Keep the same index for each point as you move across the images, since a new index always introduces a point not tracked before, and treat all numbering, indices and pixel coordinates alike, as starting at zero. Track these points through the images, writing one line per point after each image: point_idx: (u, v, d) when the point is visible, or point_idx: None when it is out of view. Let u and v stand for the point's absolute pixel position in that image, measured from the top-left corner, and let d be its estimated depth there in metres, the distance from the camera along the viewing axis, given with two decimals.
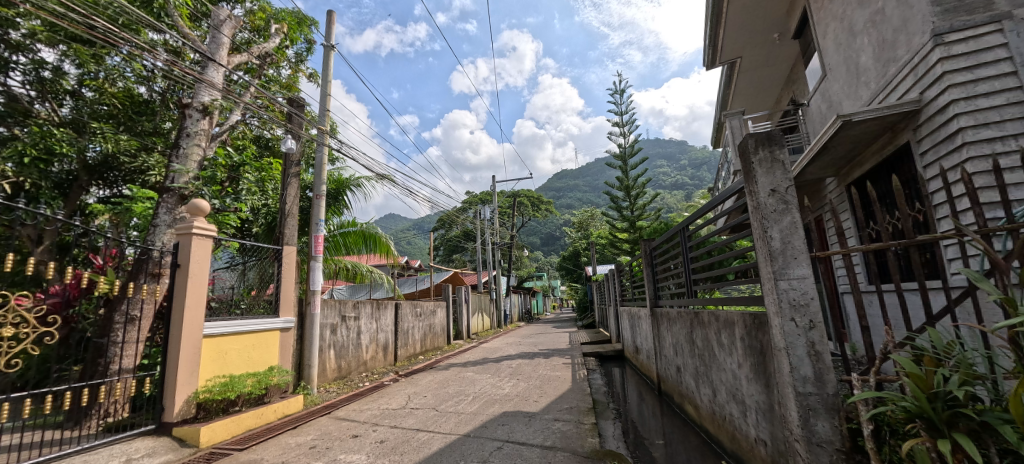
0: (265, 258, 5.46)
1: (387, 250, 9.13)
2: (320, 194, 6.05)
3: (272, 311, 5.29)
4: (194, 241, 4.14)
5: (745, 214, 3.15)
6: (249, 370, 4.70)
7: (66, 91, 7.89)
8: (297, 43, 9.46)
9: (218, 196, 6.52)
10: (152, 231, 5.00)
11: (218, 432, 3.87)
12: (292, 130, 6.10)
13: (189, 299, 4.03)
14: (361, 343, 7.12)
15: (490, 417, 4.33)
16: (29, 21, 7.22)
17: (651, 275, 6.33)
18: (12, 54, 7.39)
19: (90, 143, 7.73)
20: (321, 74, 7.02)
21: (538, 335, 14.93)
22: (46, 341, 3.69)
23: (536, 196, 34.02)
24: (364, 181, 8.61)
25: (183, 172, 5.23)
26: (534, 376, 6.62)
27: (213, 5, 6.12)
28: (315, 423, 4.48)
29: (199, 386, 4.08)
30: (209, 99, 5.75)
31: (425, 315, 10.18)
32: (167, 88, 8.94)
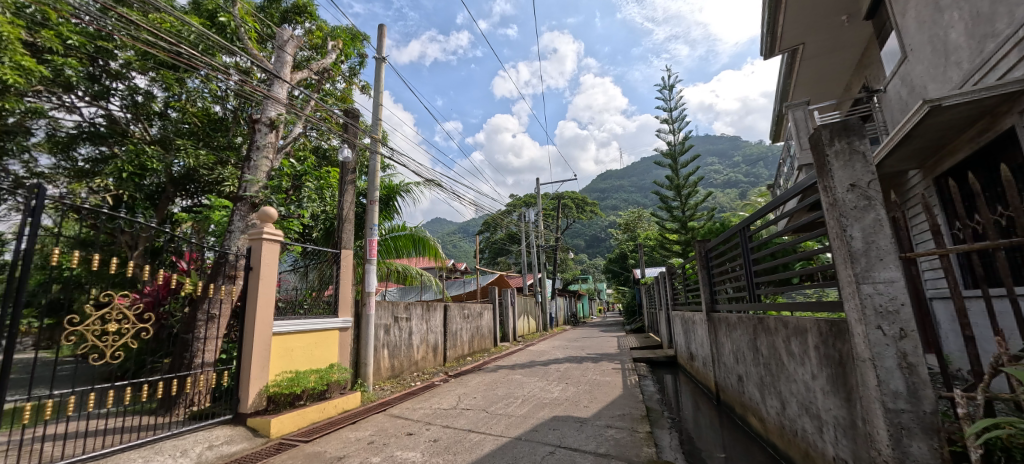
0: (325, 261, 5.76)
1: (436, 253, 9.39)
2: (374, 199, 6.32)
3: (331, 311, 5.57)
4: (264, 246, 4.46)
5: (815, 213, 2.91)
6: (312, 366, 4.99)
7: (155, 112, 8.86)
8: (351, 57, 10.00)
9: (284, 204, 7.04)
10: (228, 237, 5.47)
11: (286, 424, 4.14)
12: (348, 140, 6.43)
13: (260, 299, 4.33)
14: (413, 344, 7.35)
15: (540, 421, 4.29)
16: (127, 53, 8.19)
17: (707, 278, 6.00)
18: (113, 82, 8.43)
19: (175, 158, 8.64)
20: (374, 85, 7.35)
21: (585, 339, 14.67)
22: (142, 336, 4.14)
23: (581, 197, 33.56)
24: (413, 186, 8.90)
25: (254, 182, 5.67)
26: (583, 381, 6.50)
27: (278, 27, 6.59)
28: (371, 420, 4.67)
29: (269, 380, 4.39)
30: (275, 114, 6.21)
31: (473, 317, 10.34)
32: (238, 106, 9.70)
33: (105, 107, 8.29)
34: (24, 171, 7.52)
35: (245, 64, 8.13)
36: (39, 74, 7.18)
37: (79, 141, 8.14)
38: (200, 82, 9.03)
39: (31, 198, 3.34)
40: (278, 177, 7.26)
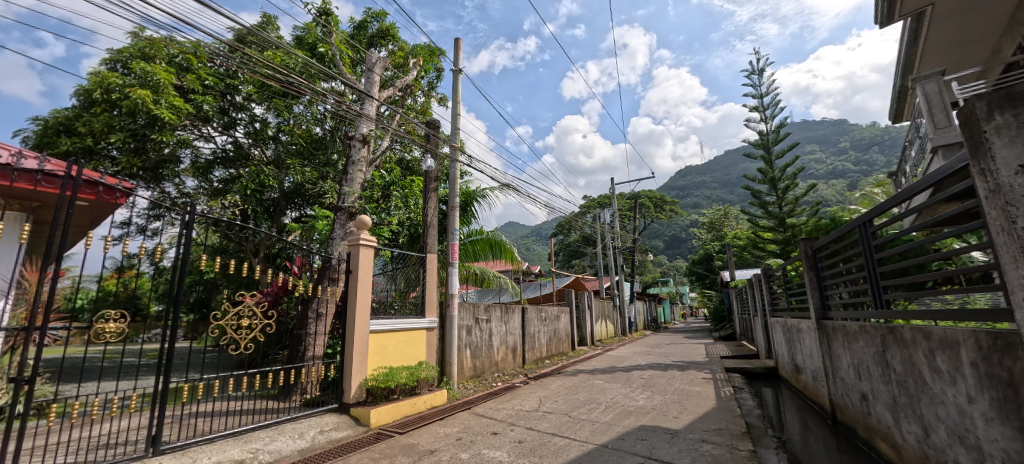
0: (411, 264, 6.17)
1: (512, 256, 9.56)
2: (454, 206, 6.62)
3: (418, 312, 5.92)
4: (362, 250, 4.88)
5: (954, 206, 2.46)
6: (403, 363, 5.35)
7: (269, 136, 10.21)
8: (429, 73, 10.60)
9: (376, 212, 7.67)
10: (331, 243, 6.07)
11: (383, 415, 4.49)
12: (431, 149, 6.78)
13: (359, 300, 4.74)
14: (493, 345, 7.53)
15: (626, 430, 4.13)
16: (249, 87, 9.55)
17: (816, 281, 5.32)
18: (238, 113, 9.87)
19: (286, 176, 9.87)
20: (452, 97, 7.70)
21: (668, 346, 13.88)
22: (267, 330, 4.76)
23: (659, 196, 31.87)
24: (489, 191, 9.15)
25: (351, 194, 6.25)
26: (670, 390, 6.14)
27: (367, 51, 7.19)
28: (458, 417, 4.86)
29: (368, 374, 4.79)
30: (367, 130, 6.79)
31: (550, 320, 10.32)
32: (335, 126, 10.58)
33: (233, 134, 9.74)
34: (177, 192, 9.11)
35: (340, 87, 9.02)
36: (186, 111, 8.66)
37: (214, 165, 9.67)
38: (304, 106, 10.20)
39: (184, 215, 4.02)
40: (371, 187, 7.92)
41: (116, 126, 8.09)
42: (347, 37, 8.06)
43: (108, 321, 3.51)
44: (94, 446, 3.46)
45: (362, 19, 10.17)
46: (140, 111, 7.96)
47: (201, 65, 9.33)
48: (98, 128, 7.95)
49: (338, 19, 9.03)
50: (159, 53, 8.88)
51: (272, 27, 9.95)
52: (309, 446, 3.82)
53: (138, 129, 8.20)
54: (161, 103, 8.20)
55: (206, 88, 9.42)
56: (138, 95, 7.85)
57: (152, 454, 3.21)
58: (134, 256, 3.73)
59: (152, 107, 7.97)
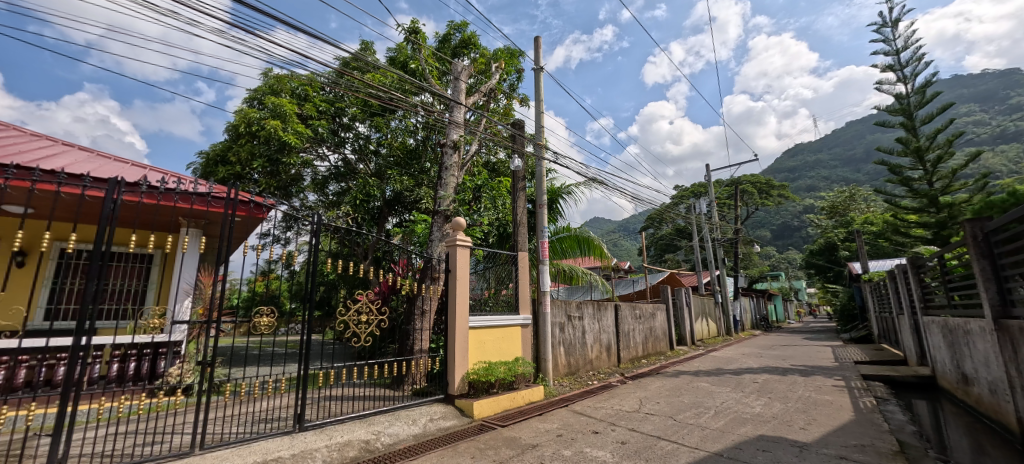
0: (501, 263, 6.12)
1: (601, 252, 9.34)
2: (542, 203, 6.60)
3: (513, 309, 6.07)
4: (459, 251, 5.15)
5: None
6: (501, 358, 5.55)
7: (372, 150, 11.27)
8: (511, 75, 10.80)
9: (468, 214, 8.02)
10: (431, 245, 6.51)
11: (485, 408, 4.70)
12: (517, 149, 6.88)
13: (459, 298, 5.00)
14: (587, 343, 7.42)
15: (743, 438, 3.76)
16: (353, 108, 10.67)
17: (991, 271, 4.29)
18: (345, 132, 11.07)
19: (387, 185, 10.84)
20: (534, 95, 7.73)
21: (784, 348, 12.37)
22: (382, 325, 5.25)
23: (764, 180, 28.51)
24: (574, 187, 9.03)
25: (446, 198, 6.64)
26: (792, 397, 5.45)
27: (453, 61, 7.55)
28: (557, 414, 4.88)
29: (469, 367, 5.04)
30: (457, 136, 7.13)
31: (645, 318, 9.85)
32: (426, 136, 11.35)
33: (342, 152, 10.97)
34: (303, 206, 10.55)
35: (430, 99, 9.64)
36: (307, 135, 9.96)
37: (330, 180, 11.00)
38: (399, 120, 11.08)
39: (312, 224, 4.62)
40: (463, 190, 8.33)
41: (256, 153, 9.62)
42: (434, 51, 8.57)
43: (262, 316, 4.18)
44: (256, 420, 4.14)
45: (446, 33, 10.76)
46: (273, 138, 9.35)
47: (315, 94, 10.65)
48: (244, 157, 9.55)
49: (425, 35, 9.65)
50: (283, 88, 10.36)
51: (369, 52, 11.00)
52: (422, 432, 4.15)
53: (272, 154, 9.63)
54: (288, 130, 9.54)
55: (320, 113, 10.74)
56: (271, 125, 9.22)
57: (298, 430, 3.74)
58: (274, 261, 4.38)
59: (281, 134, 9.31)
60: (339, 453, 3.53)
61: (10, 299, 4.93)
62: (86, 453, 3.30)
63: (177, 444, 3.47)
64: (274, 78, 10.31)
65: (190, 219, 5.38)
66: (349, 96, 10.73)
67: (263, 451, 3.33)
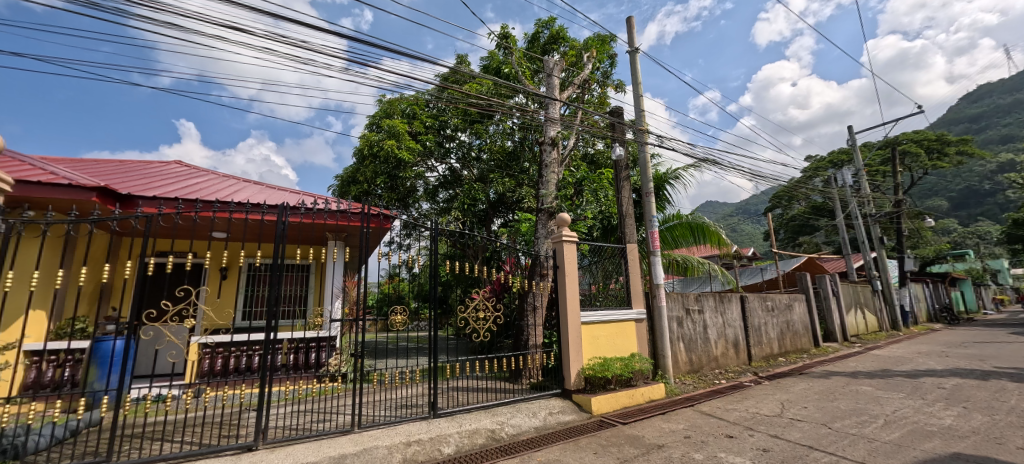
0: (608, 257, 5.93)
1: (719, 239, 8.52)
2: (649, 191, 6.25)
3: (625, 303, 5.88)
4: (566, 247, 5.16)
5: None
6: (616, 354, 5.42)
7: (474, 156, 11.93)
8: (603, 62, 10.45)
9: (571, 208, 7.98)
10: (538, 242, 6.65)
11: (604, 404, 4.63)
12: (618, 138, 6.57)
13: (571, 293, 5.03)
14: (710, 338, 6.83)
15: (929, 456, 3.09)
16: (455, 119, 11.42)
17: None
18: (450, 143, 11.89)
19: (490, 188, 11.41)
20: (632, 79, 7.35)
21: (980, 345, 9.78)
22: (497, 322, 5.51)
23: (934, 136, 22.90)
24: (683, 171, 8.36)
25: (548, 194, 6.69)
26: (1001, 407, 4.29)
27: (545, 59, 7.58)
28: (682, 414, 4.58)
29: (585, 363, 5.03)
30: (554, 132, 7.14)
31: (779, 310, 8.68)
32: (523, 137, 11.62)
33: (448, 162, 11.81)
34: (419, 214, 11.66)
35: (525, 100, 9.85)
36: (417, 149, 10.95)
37: (439, 188, 11.94)
38: (497, 125, 11.54)
39: (430, 230, 5.05)
40: (564, 186, 8.34)
41: (378, 171, 10.89)
42: (524, 52, 8.71)
43: (397, 315, 4.71)
44: (399, 405, 4.71)
45: (534, 32, 10.87)
46: (391, 156, 10.49)
47: (421, 111, 11.66)
48: (370, 176, 10.91)
49: (514, 38, 9.88)
50: (395, 110, 11.52)
51: (465, 64, 11.64)
52: (543, 425, 4.26)
53: (391, 170, 10.82)
54: (402, 148, 10.62)
55: (427, 128, 11.72)
56: (389, 145, 10.38)
57: (434, 416, 4.14)
58: (399, 265, 4.91)
59: (397, 152, 10.42)
60: (470, 439, 3.82)
61: (222, 304, 6.39)
62: (280, 425, 4.14)
63: (341, 423, 4.12)
64: (387, 103, 11.53)
65: (336, 233, 6.34)
66: (450, 109, 11.51)
67: (407, 433, 3.77)
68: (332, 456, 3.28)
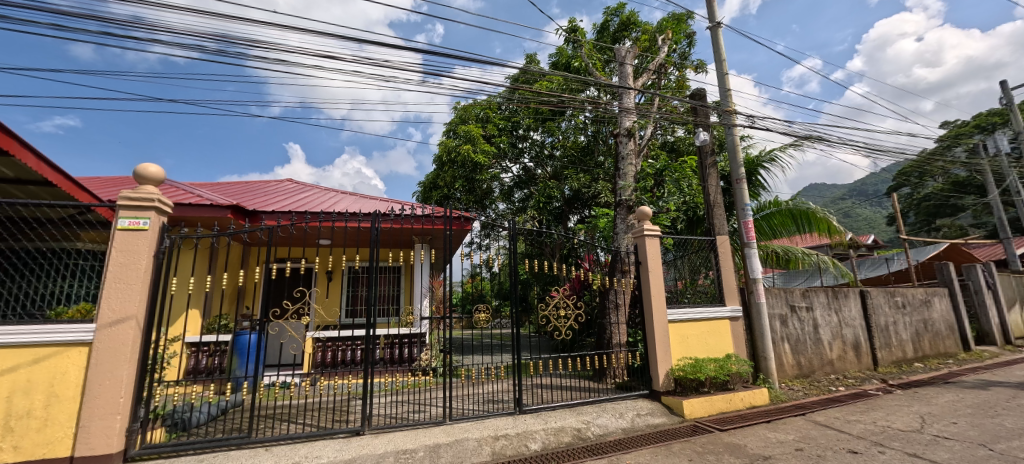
0: (695, 250, 5.53)
1: (829, 226, 7.50)
2: (740, 178, 5.70)
3: (718, 300, 5.44)
4: (648, 241, 4.92)
5: None
6: (710, 355, 5.04)
7: (547, 154, 11.91)
8: (681, 42, 9.78)
9: (651, 201, 7.59)
10: (617, 237, 6.44)
11: (698, 408, 4.33)
12: (701, 123, 6.10)
13: (655, 290, 4.80)
14: (822, 339, 6.04)
15: None
16: (527, 119, 11.52)
17: None
18: (523, 142, 12.01)
19: (565, 185, 11.35)
20: (715, 57, 6.76)
21: None
22: (579, 320, 5.43)
23: None
24: (780, 152, 7.50)
25: (626, 188, 6.45)
26: None
27: (616, 48, 7.30)
28: (791, 423, 4.12)
29: (674, 364, 4.75)
30: (630, 122, 6.85)
31: (912, 307, 7.39)
32: (596, 130, 11.35)
33: (522, 162, 11.96)
34: (496, 215, 11.96)
35: (596, 92, 9.59)
36: (492, 152, 11.26)
37: (514, 188, 12.17)
38: (569, 120, 11.40)
39: (508, 230, 5.15)
40: (643, 178, 7.95)
41: (456, 176, 11.39)
42: (594, 43, 8.48)
43: (480, 313, 4.87)
44: (486, 400, 4.88)
45: (603, 21, 10.54)
46: (468, 160, 10.93)
47: (494, 114, 11.93)
48: (449, 181, 11.47)
49: (583, 30, 9.66)
50: (470, 116, 11.94)
51: (533, 63, 11.69)
52: (631, 427, 4.11)
53: (468, 174, 11.24)
54: (478, 151, 11.01)
55: (501, 130, 11.98)
56: (465, 150, 10.82)
57: (519, 412, 4.23)
58: (479, 265, 5.07)
59: (473, 156, 10.81)
60: (556, 437, 3.82)
61: (330, 303, 7.18)
62: (382, 413, 4.54)
63: (434, 414, 4.39)
64: (461, 109, 12.01)
65: (422, 236, 6.76)
66: (521, 109, 11.64)
67: (494, 427, 3.89)
68: (428, 445, 3.51)
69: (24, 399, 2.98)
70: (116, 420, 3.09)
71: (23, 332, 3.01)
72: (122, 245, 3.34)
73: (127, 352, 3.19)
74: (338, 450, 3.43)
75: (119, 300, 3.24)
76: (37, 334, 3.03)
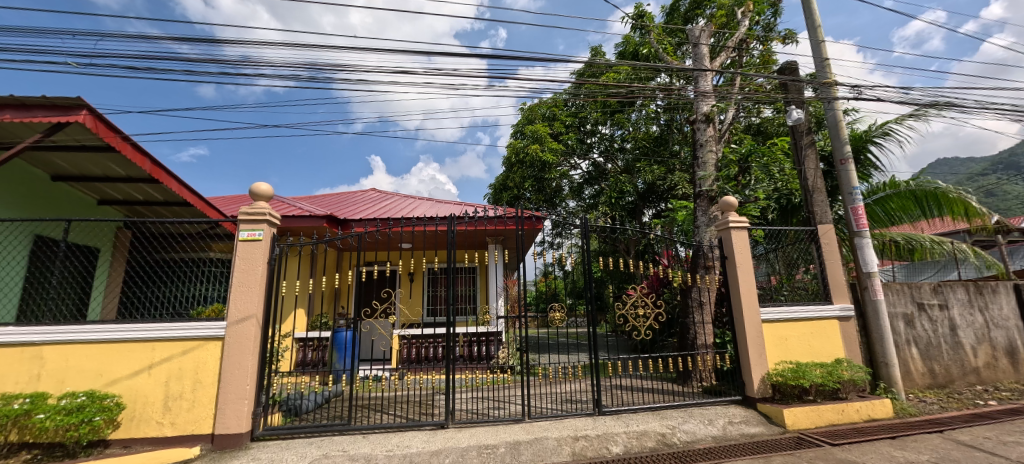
0: (791, 243, 4.99)
1: (967, 208, 6.29)
2: (845, 158, 5.00)
3: (822, 298, 4.83)
4: (734, 234, 4.53)
5: None
6: (814, 359, 4.50)
7: (617, 148, 11.51)
8: (765, 13, 8.85)
9: (737, 190, 6.98)
10: (698, 231, 6.03)
11: (801, 418, 3.89)
12: (792, 100, 5.46)
13: (744, 287, 4.40)
14: (962, 343, 5.09)
15: None
16: (595, 113, 11.24)
17: None
18: (591, 138, 11.74)
19: (638, 178, 10.91)
20: (808, 23, 6.00)
21: None
22: (660, 320, 5.15)
23: None
24: (895, 125, 6.46)
25: (707, 177, 6.00)
26: None
27: (689, 28, 6.83)
28: (924, 441, 3.52)
29: (770, 368, 4.32)
30: (708, 107, 6.37)
31: None
32: (670, 118, 10.76)
33: (591, 157, 11.70)
34: (567, 213, 11.85)
35: (668, 78, 9.07)
36: (560, 149, 11.20)
37: (585, 185, 11.95)
38: (639, 111, 10.94)
39: (579, 228, 5.05)
40: (726, 165, 7.34)
41: (526, 176, 11.50)
42: (664, 27, 8.00)
43: (555, 312, 4.85)
44: (564, 399, 4.86)
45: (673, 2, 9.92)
46: (536, 160, 10.99)
47: (561, 111, 11.85)
48: (518, 181, 11.61)
49: (651, 15, 9.17)
50: (536, 115, 11.99)
51: (599, 55, 11.39)
52: (722, 435, 3.81)
53: (536, 173, 11.29)
54: (546, 150, 11.04)
55: (568, 127, 11.84)
56: (533, 150, 10.89)
57: (598, 414, 4.15)
58: (552, 264, 5.03)
59: (542, 155, 10.85)
60: (638, 441, 3.67)
61: (413, 303, 7.67)
62: (465, 408, 4.73)
63: (513, 411, 4.47)
64: (527, 110, 12.10)
65: (495, 237, 6.92)
66: (589, 103, 11.39)
67: (574, 428, 3.85)
68: (509, 442, 3.59)
69: (177, 384, 3.58)
70: (244, 404, 3.59)
71: (175, 327, 3.62)
72: (243, 254, 3.88)
73: (250, 346, 3.68)
74: (425, 441, 3.63)
75: (243, 301, 3.76)
76: (184, 330, 3.63)
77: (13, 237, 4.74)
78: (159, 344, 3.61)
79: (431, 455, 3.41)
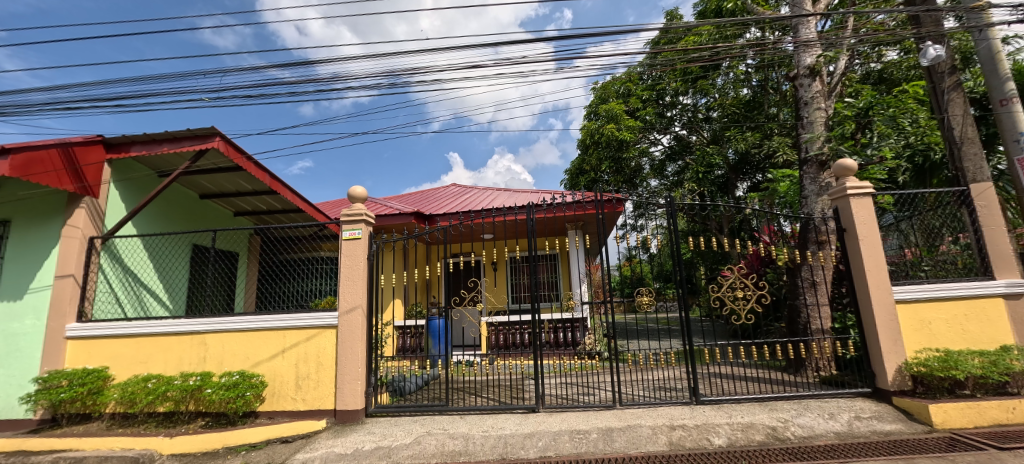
0: (932, 208, 4.18)
1: None
2: (1009, 97, 3.97)
3: (980, 273, 3.97)
4: (854, 202, 3.92)
5: None
6: (969, 346, 3.75)
7: (702, 118, 10.58)
8: None
9: (855, 151, 6.01)
10: (806, 202, 5.33)
11: (954, 415, 3.27)
12: (927, 36, 4.50)
13: (870, 263, 3.79)
14: None
15: None
16: (674, 83, 10.41)
17: None
18: (671, 111, 10.92)
19: (729, 148, 9.95)
20: None
21: None
22: (765, 301, 4.64)
23: None
24: None
25: (814, 139, 5.24)
26: None
27: None
28: None
29: (908, 357, 3.70)
30: (813, 58, 5.54)
31: None
32: (764, 78, 9.59)
33: (673, 131, 10.89)
34: (649, 193, 11.28)
35: (760, 33, 8.07)
36: (637, 127, 10.64)
37: (667, 161, 11.22)
38: (726, 74, 9.92)
39: (664, 208, 4.73)
40: (839, 123, 6.37)
41: (602, 158, 11.16)
42: None
43: (643, 296, 4.63)
44: (656, 386, 4.67)
45: None
46: (612, 140, 10.59)
47: (636, 86, 11.21)
48: (595, 164, 11.32)
49: None
50: (610, 93, 11.51)
51: (676, 20, 10.51)
52: (848, 431, 3.35)
53: (613, 154, 10.86)
54: (622, 129, 10.59)
55: (645, 102, 11.17)
56: (608, 130, 10.50)
57: (696, 403, 3.92)
58: (636, 247, 4.77)
59: (618, 134, 10.44)
60: (745, 433, 3.38)
61: (499, 290, 7.93)
62: (555, 393, 4.80)
63: (603, 398, 4.41)
64: (600, 88, 11.64)
65: (575, 223, 6.82)
66: (667, 73, 10.58)
67: (670, 417, 3.69)
68: (601, 428, 3.54)
69: (305, 366, 4.13)
70: (359, 384, 4.03)
71: (300, 318, 4.17)
72: (348, 252, 4.32)
73: (359, 332, 4.11)
74: (518, 424, 3.75)
75: (351, 293, 4.20)
76: (307, 320, 4.17)
77: (177, 247, 5.84)
78: (289, 332, 4.19)
79: (524, 437, 3.50)
